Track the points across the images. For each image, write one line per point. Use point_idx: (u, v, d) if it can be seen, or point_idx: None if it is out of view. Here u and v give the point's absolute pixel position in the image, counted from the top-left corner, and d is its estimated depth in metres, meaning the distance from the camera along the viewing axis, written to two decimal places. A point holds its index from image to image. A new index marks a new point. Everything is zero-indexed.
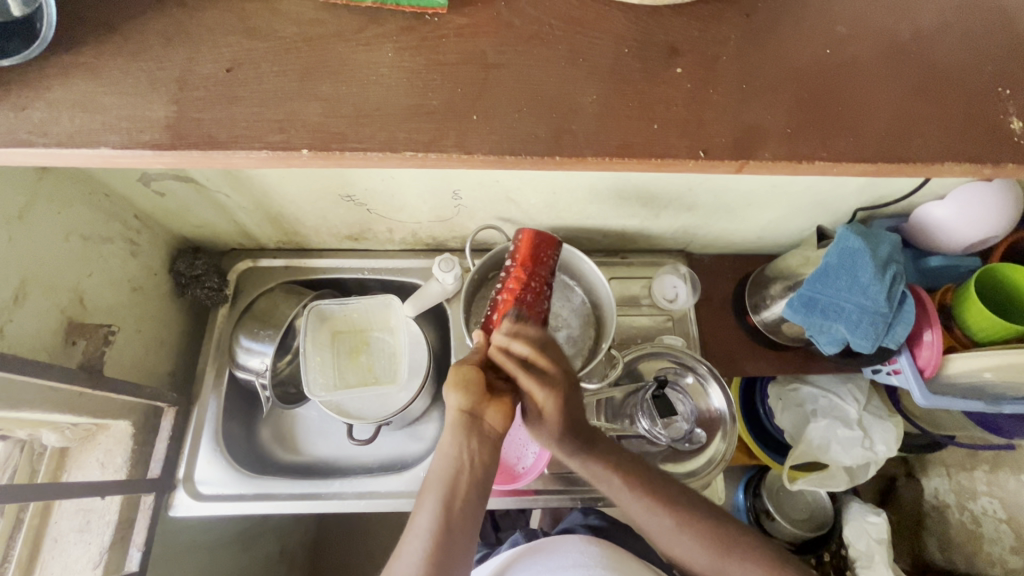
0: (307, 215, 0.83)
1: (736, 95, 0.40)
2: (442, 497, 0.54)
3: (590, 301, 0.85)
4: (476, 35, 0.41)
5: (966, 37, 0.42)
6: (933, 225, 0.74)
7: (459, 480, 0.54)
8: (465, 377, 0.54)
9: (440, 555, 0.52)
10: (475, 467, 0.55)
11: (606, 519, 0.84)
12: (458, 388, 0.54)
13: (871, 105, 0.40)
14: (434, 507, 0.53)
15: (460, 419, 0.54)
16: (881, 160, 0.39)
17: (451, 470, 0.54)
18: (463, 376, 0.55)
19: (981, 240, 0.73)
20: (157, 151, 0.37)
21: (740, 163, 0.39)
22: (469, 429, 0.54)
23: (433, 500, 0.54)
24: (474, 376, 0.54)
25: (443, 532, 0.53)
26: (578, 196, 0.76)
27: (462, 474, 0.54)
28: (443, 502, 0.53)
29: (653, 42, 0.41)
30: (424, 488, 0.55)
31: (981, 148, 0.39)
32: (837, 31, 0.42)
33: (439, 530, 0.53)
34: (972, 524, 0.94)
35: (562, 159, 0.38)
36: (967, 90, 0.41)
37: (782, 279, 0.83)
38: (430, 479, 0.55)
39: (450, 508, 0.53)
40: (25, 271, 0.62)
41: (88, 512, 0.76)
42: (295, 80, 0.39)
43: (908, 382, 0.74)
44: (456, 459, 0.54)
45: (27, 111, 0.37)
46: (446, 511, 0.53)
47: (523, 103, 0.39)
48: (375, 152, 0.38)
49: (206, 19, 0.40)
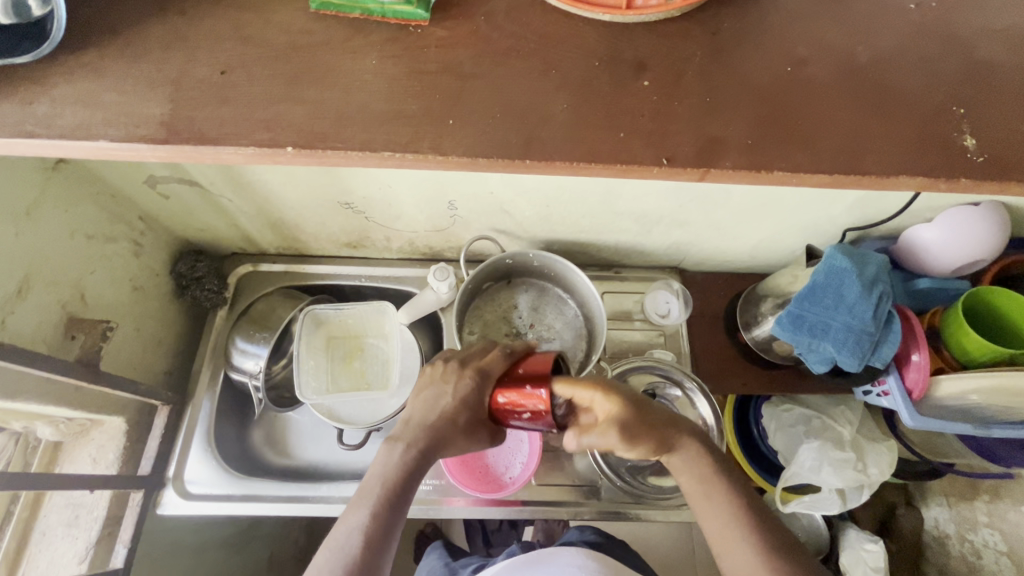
0: (307, 222, 0.85)
1: (699, 109, 0.42)
2: (377, 506, 0.49)
3: (583, 314, 0.91)
4: (456, 47, 0.43)
5: (921, 60, 0.44)
6: (947, 249, 0.73)
7: (394, 489, 0.51)
8: (431, 382, 0.59)
9: (365, 561, 0.46)
10: (412, 479, 0.52)
11: (602, 534, 0.80)
12: (449, 414, 0.55)
13: (826, 123, 0.42)
14: (368, 513, 0.49)
15: (417, 441, 0.54)
16: (838, 172, 0.40)
17: (392, 478, 0.51)
18: (460, 390, 0.56)
19: (987, 248, 0.71)
20: (151, 146, 0.39)
21: (702, 171, 0.40)
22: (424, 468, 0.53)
23: (363, 511, 0.49)
24: (467, 414, 0.55)
25: (370, 540, 0.47)
26: (570, 207, 0.78)
27: (401, 481, 0.51)
28: (376, 510, 0.49)
29: (623, 59, 0.43)
30: (355, 502, 0.51)
31: (934, 162, 0.41)
32: (798, 52, 0.44)
33: (367, 542, 0.47)
34: (973, 555, 0.92)
35: (532, 163, 0.40)
36: (920, 109, 0.42)
37: (773, 296, 0.85)
38: (367, 489, 0.51)
39: (382, 517, 0.49)
40: (32, 265, 0.64)
41: (78, 507, 0.77)
42: (284, 83, 0.41)
43: (896, 403, 0.75)
44: (400, 467, 0.52)
45: (32, 105, 0.40)
46: (378, 518, 0.49)
47: (497, 110, 0.41)
48: (356, 151, 0.39)
49: (203, 26, 0.43)
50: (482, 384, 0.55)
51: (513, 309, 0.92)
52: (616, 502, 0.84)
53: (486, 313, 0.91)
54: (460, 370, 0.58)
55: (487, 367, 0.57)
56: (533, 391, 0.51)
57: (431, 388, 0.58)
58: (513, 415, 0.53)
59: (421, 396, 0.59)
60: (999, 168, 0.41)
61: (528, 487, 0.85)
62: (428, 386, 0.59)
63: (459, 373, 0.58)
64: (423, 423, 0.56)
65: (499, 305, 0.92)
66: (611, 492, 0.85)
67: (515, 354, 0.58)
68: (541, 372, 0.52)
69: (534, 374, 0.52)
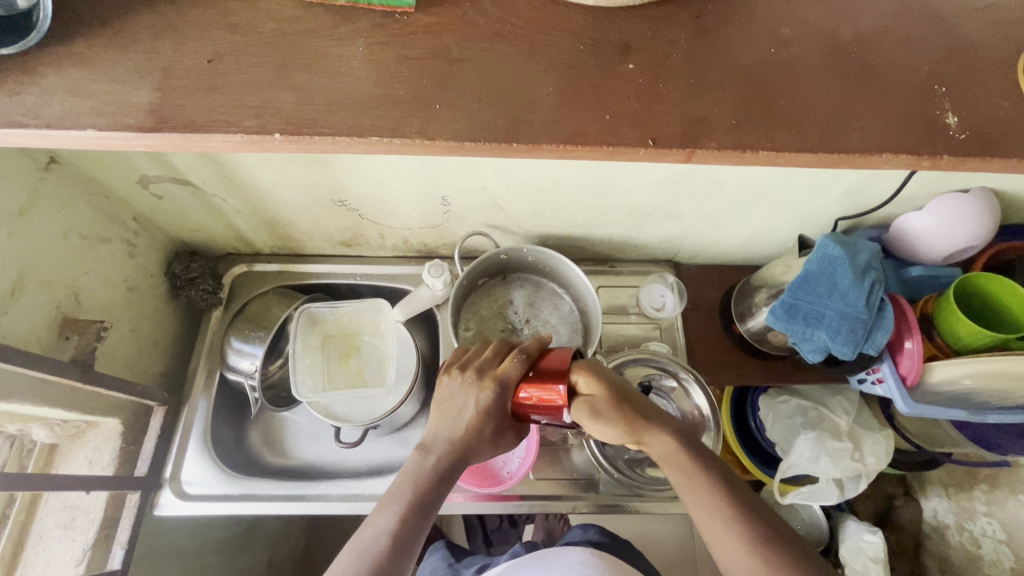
0: (301, 220, 0.85)
1: (685, 90, 0.42)
2: (405, 510, 0.51)
3: (578, 308, 0.92)
4: (443, 34, 0.43)
5: (903, 41, 0.45)
6: (941, 236, 0.73)
7: (423, 497, 0.52)
8: (451, 390, 0.58)
9: (388, 563, 0.47)
10: (440, 488, 0.54)
11: (606, 534, 0.79)
12: (473, 425, 0.55)
13: (809, 103, 0.42)
14: (395, 516, 0.50)
15: (447, 452, 0.55)
16: (824, 150, 0.41)
17: (420, 486, 0.53)
18: (481, 402, 0.55)
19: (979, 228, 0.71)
20: (140, 134, 0.39)
21: (688, 152, 0.41)
22: (446, 478, 0.54)
23: (391, 514, 0.50)
24: (492, 424, 0.55)
25: (396, 543, 0.49)
26: (562, 201, 0.78)
27: (428, 489, 0.53)
28: (403, 514, 0.51)
29: (609, 43, 0.43)
30: (382, 504, 0.52)
31: (918, 140, 0.41)
32: (781, 33, 0.44)
33: (393, 544, 0.49)
34: (972, 545, 0.92)
35: (519, 146, 0.40)
36: (901, 89, 0.43)
37: (767, 287, 0.85)
38: (394, 493, 0.53)
39: (408, 521, 0.50)
40: (24, 266, 0.64)
41: (74, 509, 0.77)
42: (272, 71, 0.41)
43: (891, 390, 0.75)
44: (428, 475, 0.54)
45: (20, 95, 0.40)
46: (404, 522, 0.50)
47: (484, 94, 0.41)
48: (345, 137, 0.40)
49: (190, 15, 0.43)
50: (502, 393, 0.55)
51: (509, 304, 0.92)
52: (615, 495, 0.84)
53: (481, 308, 0.91)
54: (477, 379, 0.57)
55: (506, 374, 0.55)
56: (553, 386, 0.53)
57: (451, 399, 0.57)
58: (536, 411, 0.55)
59: (442, 408, 0.58)
60: (981, 145, 0.41)
61: (527, 482, 0.85)
62: (448, 396, 0.58)
63: (477, 383, 0.57)
64: (449, 436, 0.56)
65: (494, 301, 0.92)
66: (610, 485, 0.85)
67: (532, 355, 0.57)
68: (557, 369, 0.54)
69: (551, 371, 0.54)
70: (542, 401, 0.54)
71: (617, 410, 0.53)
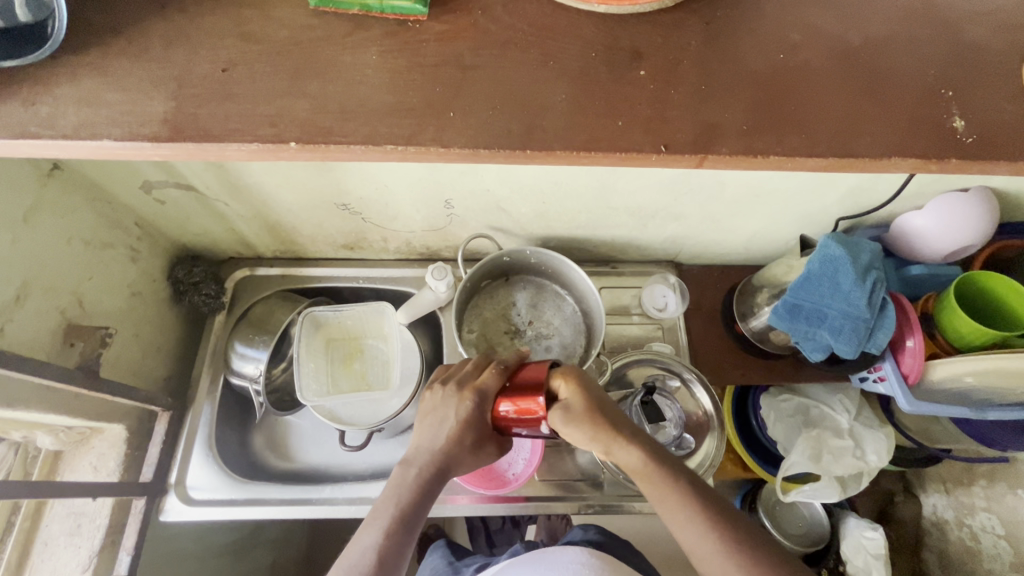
0: (304, 224, 0.85)
1: (695, 96, 0.43)
2: (389, 527, 0.51)
3: (581, 309, 0.92)
4: (454, 40, 0.43)
5: (909, 45, 0.45)
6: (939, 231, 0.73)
7: (407, 512, 0.52)
8: (433, 403, 0.58)
9: None
10: (425, 502, 0.54)
11: (605, 534, 0.79)
12: (456, 435, 0.55)
13: (817, 108, 0.43)
14: (379, 534, 0.51)
15: (432, 464, 0.55)
16: (833, 155, 0.41)
17: (405, 500, 0.53)
18: (462, 413, 0.55)
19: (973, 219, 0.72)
20: (155, 143, 0.39)
21: (700, 157, 0.41)
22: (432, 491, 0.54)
23: (375, 532, 0.51)
24: (473, 435, 0.55)
25: (382, 561, 0.49)
26: (566, 203, 0.79)
27: (413, 503, 0.53)
28: (388, 531, 0.51)
29: (619, 48, 0.44)
30: (367, 522, 0.52)
31: (925, 144, 0.42)
32: (789, 38, 0.45)
33: (378, 563, 0.49)
34: (972, 540, 0.93)
35: (533, 153, 0.40)
36: (908, 93, 0.43)
37: (768, 286, 0.86)
38: (378, 510, 0.53)
39: (393, 538, 0.50)
40: (28, 273, 0.64)
41: (80, 515, 0.77)
42: (285, 80, 0.42)
43: (893, 388, 0.76)
44: (413, 489, 0.54)
45: (35, 106, 0.40)
46: (389, 539, 0.50)
47: (497, 101, 0.42)
48: (358, 145, 0.40)
49: (203, 24, 0.43)
50: (481, 404, 0.55)
51: (512, 306, 0.92)
52: (618, 495, 0.85)
53: (485, 310, 0.91)
54: (459, 391, 0.57)
55: (484, 385, 0.55)
56: (533, 397, 0.53)
57: (433, 412, 0.57)
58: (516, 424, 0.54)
59: (425, 420, 0.58)
60: (988, 148, 0.42)
61: (531, 483, 0.86)
62: (430, 409, 0.58)
63: (459, 394, 0.57)
64: (433, 447, 0.56)
65: (498, 303, 0.92)
66: (614, 485, 0.86)
67: (511, 367, 0.57)
68: (535, 380, 0.54)
69: (529, 382, 0.54)
70: (520, 413, 0.53)
71: (591, 417, 0.53)
